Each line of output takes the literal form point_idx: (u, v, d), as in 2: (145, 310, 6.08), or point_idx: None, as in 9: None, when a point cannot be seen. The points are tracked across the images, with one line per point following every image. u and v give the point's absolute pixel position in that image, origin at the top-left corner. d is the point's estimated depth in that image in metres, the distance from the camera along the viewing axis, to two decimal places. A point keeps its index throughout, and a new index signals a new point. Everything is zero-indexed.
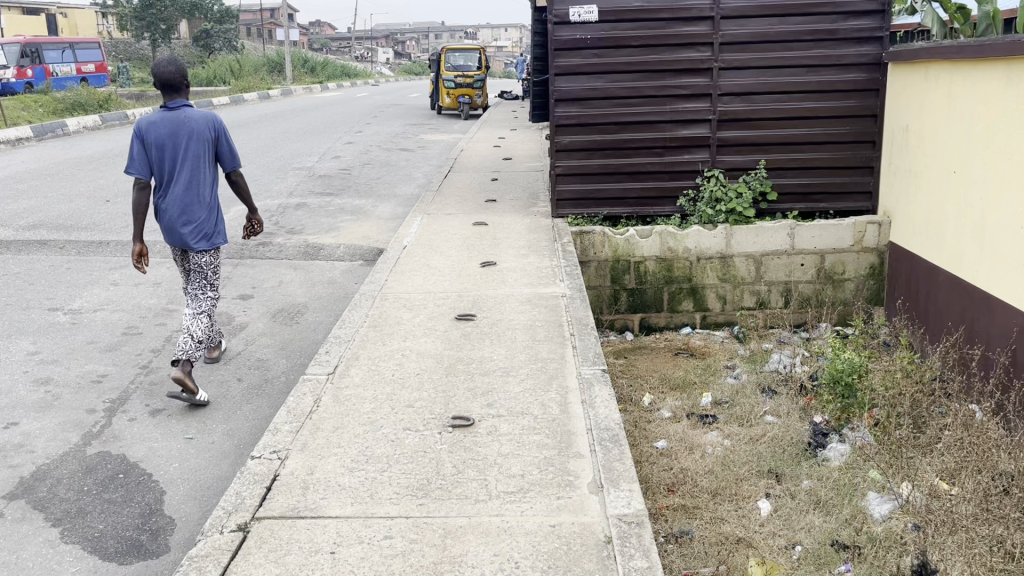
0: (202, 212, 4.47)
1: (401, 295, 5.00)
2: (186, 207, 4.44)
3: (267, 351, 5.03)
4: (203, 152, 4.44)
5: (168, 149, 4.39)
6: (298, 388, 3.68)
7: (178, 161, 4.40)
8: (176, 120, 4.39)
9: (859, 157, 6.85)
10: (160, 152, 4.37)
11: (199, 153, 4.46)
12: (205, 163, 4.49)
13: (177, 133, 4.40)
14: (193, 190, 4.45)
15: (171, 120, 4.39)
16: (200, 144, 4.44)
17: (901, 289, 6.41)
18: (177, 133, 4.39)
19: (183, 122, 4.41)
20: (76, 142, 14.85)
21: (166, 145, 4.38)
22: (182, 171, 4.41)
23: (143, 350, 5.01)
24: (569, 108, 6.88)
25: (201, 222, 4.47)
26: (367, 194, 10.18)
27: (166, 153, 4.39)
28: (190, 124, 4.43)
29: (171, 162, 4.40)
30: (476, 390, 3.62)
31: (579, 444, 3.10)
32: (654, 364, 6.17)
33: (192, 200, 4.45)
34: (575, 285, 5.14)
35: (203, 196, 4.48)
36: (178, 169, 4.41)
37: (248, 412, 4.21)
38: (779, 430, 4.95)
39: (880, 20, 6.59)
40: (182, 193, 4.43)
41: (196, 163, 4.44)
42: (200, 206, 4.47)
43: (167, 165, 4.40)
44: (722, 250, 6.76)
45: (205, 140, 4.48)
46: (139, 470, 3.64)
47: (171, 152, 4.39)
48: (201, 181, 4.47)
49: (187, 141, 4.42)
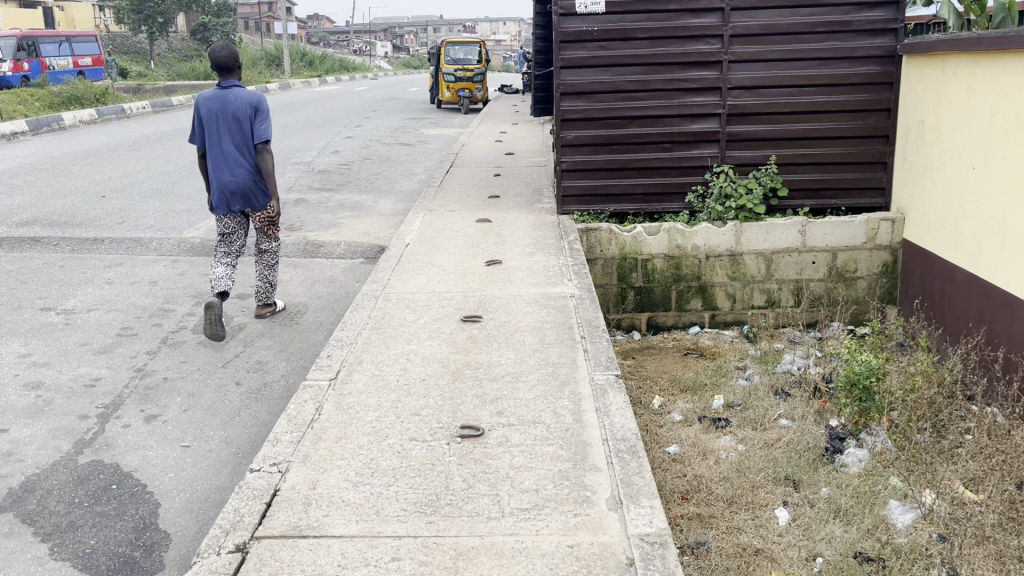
0: (235, 178, 5.12)
1: (404, 296, 4.85)
2: (222, 173, 5.13)
3: (266, 353, 4.87)
4: (233, 127, 5.08)
5: (213, 123, 5.10)
6: (299, 394, 3.53)
7: (219, 133, 5.10)
8: (225, 96, 5.08)
9: (872, 153, 6.69)
10: (207, 125, 5.12)
11: (236, 128, 5.09)
12: (241, 136, 5.10)
13: (219, 109, 5.08)
14: (228, 159, 5.12)
15: (218, 98, 5.09)
16: (232, 121, 5.07)
17: (916, 288, 6.24)
18: (220, 108, 5.08)
19: (226, 100, 5.07)
20: (72, 136, 14.65)
21: (210, 119, 5.10)
22: (220, 142, 5.11)
23: (138, 352, 4.85)
24: (575, 102, 6.71)
25: (232, 187, 5.13)
26: (367, 189, 10.02)
27: (212, 125, 5.13)
28: (233, 101, 5.07)
29: (211, 133, 5.12)
30: (485, 397, 3.47)
31: (595, 457, 2.95)
32: (663, 364, 6.02)
33: (227, 166, 5.12)
34: (583, 285, 5.00)
35: (240, 164, 5.12)
36: (213, 140, 5.10)
37: (247, 418, 4.05)
38: (794, 434, 4.80)
39: (894, 11, 6.43)
40: (215, 161, 5.13)
41: (228, 136, 5.09)
42: (234, 172, 5.12)
43: (210, 136, 5.13)
44: (731, 248, 6.61)
45: (243, 117, 5.08)
46: (133, 481, 3.48)
47: (214, 125, 5.11)
48: (237, 151, 5.11)
49: (227, 116, 5.08)
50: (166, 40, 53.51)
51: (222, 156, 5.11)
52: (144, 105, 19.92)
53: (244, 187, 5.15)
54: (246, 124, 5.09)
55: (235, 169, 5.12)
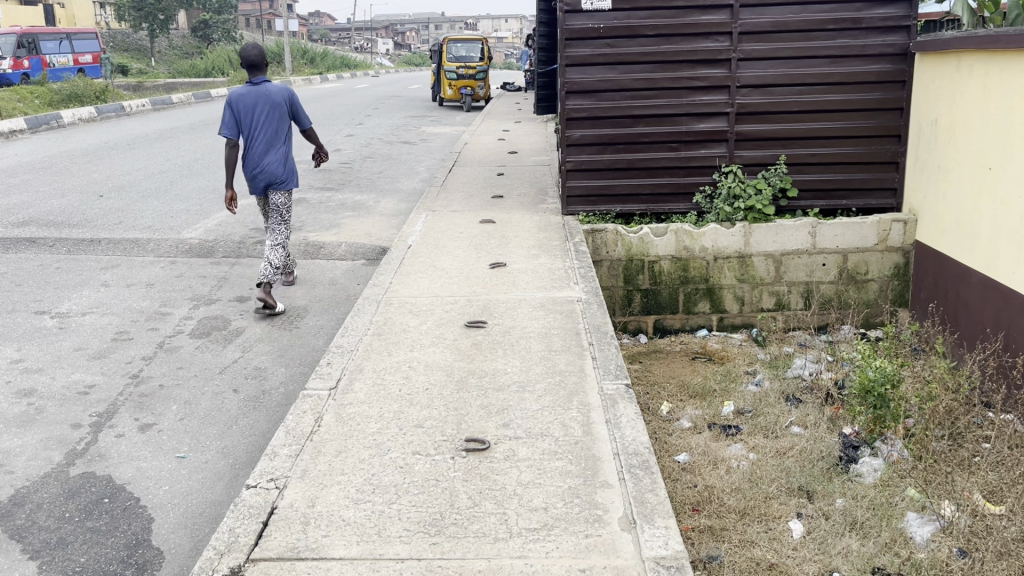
0: (282, 163, 5.63)
1: (407, 300, 4.73)
2: (267, 160, 5.59)
3: (265, 359, 4.76)
4: (277, 118, 5.64)
5: (253, 114, 5.56)
6: (298, 405, 3.41)
7: (261, 123, 5.58)
8: (260, 92, 5.58)
9: (884, 153, 6.55)
10: (247, 116, 5.54)
11: (276, 118, 5.65)
12: (282, 125, 5.68)
13: (260, 100, 5.58)
14: (273, 145, 5.62)
15: (255, 94, 5.56)
16: (275, 112, 5.63)
17: (929, 291, 6.11)
18: (260, 100, 5.57)
19: (264, 92, 5.59)
20: (71, 134, 14.53)
21: (250, 110, 5.56)
22: (263, 131, 5.59)
23: (133, 358, 4.73)
24: (581, 101, 6.58)
25: (280, 171, 5.63)
26: (369, 189, 9.89)
27: (251, 116, 5.56)
28: (270, 94, 5.62)
29: (255, 125, 5.57)
30: (490, 408, 3.35)
31: (606, 472, 2.83)
32: (670, 369, 5.90)
33: (273, 153, 5.61)
34: (590, 288, 4.88)
35: (287, 149, 5.69)
36: (260, 132, 5.57)
37: (245, 427, 3.93)
38: (807, 442, 4.68)
39: (907, 8, 6.29)
40: (262, 150, 5.59)
41: (273, 126, 5.63)
42: (280, 158, 5.63)
43: (251, 127, 5.58)
44: (740, 249, 6.49)
45: (281, 108, 5.67)
46: (126, 494, 3.36)
47: (256, 116, 5.56)
48: (280, 138, 5.66)
49: (268, 108, 5.60)
50: (167, 38, 53.38)
51: (267, 144, 5.60)
52: (144, 103, 19.79)
53: (290, 171, 5.68)
54: (282, 114, 5.69)
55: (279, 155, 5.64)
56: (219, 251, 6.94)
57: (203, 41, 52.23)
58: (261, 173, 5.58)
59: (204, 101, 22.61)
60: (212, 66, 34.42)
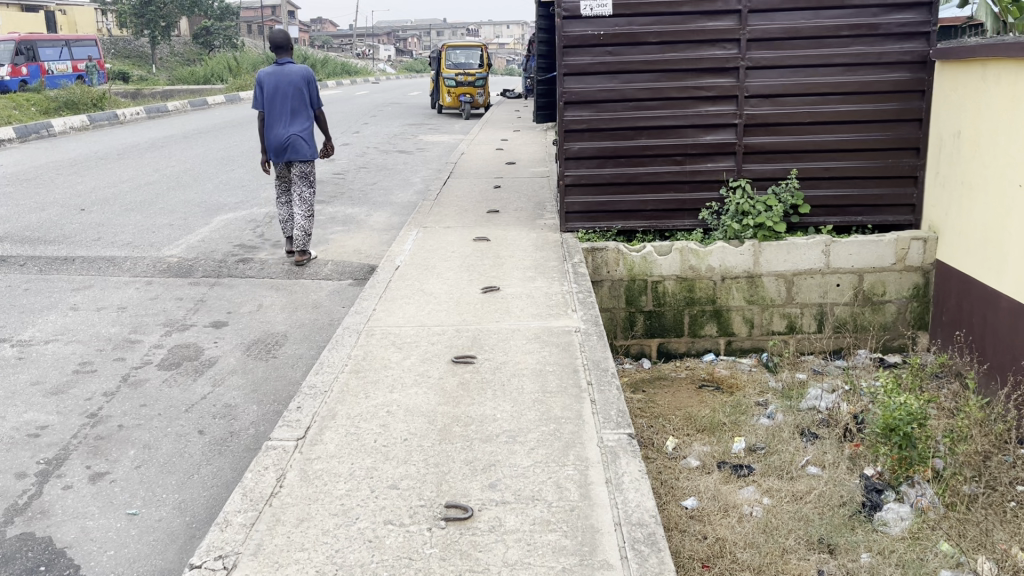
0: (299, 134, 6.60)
1: (390, 330, 4.36)
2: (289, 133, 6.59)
3: (236, 395, 4.39)
4: (299, 94, 6.62)
5: (276, 92, 6.59)
6: (260, 459, 3.03)
7: (282, 101, 6.59)
8: (285, 74, 6.61)
9: (902, 167, 6.18)
10: (272, 95, 6.57)
11: (295, 96, 6.62)
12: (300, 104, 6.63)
13: (282, 81, 6.60)
14: (291, 120, 6.60)
15: (280, 75, 6.60)
16: (297, 90, 6.61)
17: (953, 315, 5.73)
18: (282, 83, 6.61)
19: (286, 74, 6.60)
20: (60, 143, 14.19)
21: (274, 90, 6.58)
22: (285, 108, 6.58)
23: (93, 394, 4.35)
24: (580, 112, 6.22)
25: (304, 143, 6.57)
26: (361, 202, 9.53)
27: (277, 95, 6.59)
28: (291, 77, 6.64)
29: (279, 101, 6.60)
30: (475, 464, 2.97)
31: (606, 550, 2.46)
32: (675, 399, 5.52)
33: (292, 126, 6.59)
34: (588, 317, 4.50)
35: (304, 123, 6.64)
36: (283, 107, 6.60)
37: (206, 477, 3.56)
38: (826, 485, 4.30)
39: (927, 13, 5.92)
40: (285, 122, 6.59)
41: (294, 102, 6.61)
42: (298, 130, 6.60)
43: (274, 104, 6.60)
44: (749, 269, 6.11)
45: (301, 88, 6.64)
46: (65, 561, 2.98)
47: (282, 95, 6.59)
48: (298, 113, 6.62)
49: (287, 88, 6.61)
50: (167, 44, 53.18)
51: (285, 118, 6.59)
52: (138, 111, 19.47)
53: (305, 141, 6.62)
54: (300, 92, 6.64)
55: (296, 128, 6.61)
56: (199, 270, 6.57)
57: (203, 48, 52.04)
58: (279, 144, 6.56)
59: (200, 109, 22.30)
60: (210, 72, 34.17)
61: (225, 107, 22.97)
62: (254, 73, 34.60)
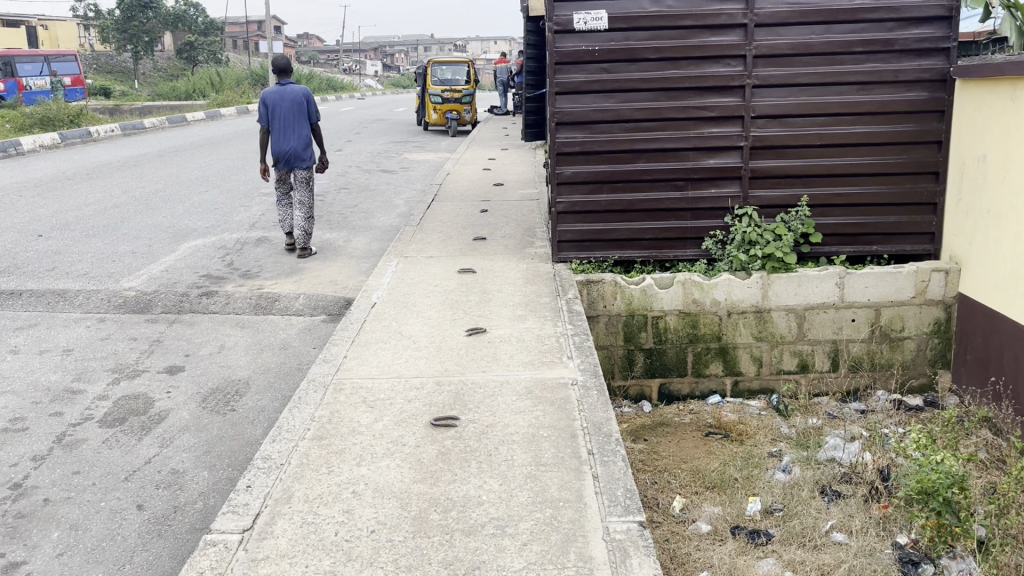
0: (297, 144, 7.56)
1: (362, 383, 3.84)
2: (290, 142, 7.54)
3: (186, 458, 3.85)
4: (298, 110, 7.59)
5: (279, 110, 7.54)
6: (194, 559, 2.50)
7: (284, 117, 7.54)
8: (285, 93, 7.56)
9: (920, 192, 5.73)
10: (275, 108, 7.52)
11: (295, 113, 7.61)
12: (299, 119, 7.60)
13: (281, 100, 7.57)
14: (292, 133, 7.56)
15: (280, 93, 7.54)
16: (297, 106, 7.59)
17: (980, 354, 5.27)
18: (282, 99, 7.55)
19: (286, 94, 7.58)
20: (27, 162, 13.60)
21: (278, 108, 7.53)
22: (286, 123, 7.53)
23: (19, 459, 3.80)
24: (573, 133, 5.75)
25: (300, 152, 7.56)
26: (339, 226, 9.00)
27: (278, 110, 7.54)
28: (290, 94, 7.60)
29: (281, 116, 7.54)
30: (457, 566, 2.45)
31: None
32: (680, 449, 5.02)
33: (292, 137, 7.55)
34: (586, 365, 4.00)
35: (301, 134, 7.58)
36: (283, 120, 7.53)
37: (139, 568, 3.02)
38: (856, 556, 3.79)
39: (946, 28, 5.50)
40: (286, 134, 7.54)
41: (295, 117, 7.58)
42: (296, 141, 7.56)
43: (278, 119, 7.56)
44: (757, 303, 5.64)
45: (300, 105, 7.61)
46: None
47: (282, 109, 7.53)
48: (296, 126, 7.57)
49: (289, 106, 7.56)
50: (151, 60, 52.59)
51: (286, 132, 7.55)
52: (113, 128, 18.88)
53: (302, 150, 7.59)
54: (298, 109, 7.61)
55: (297, 138, 7.57)
56: (158, 305, 6.03)
57: (186, 63, 51.46)
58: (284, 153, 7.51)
59: (178, 126, 21.73)
60: (193, 87, 33.65)
61: (205, 124, 22.41)
62: (237, 89, 34.06)
